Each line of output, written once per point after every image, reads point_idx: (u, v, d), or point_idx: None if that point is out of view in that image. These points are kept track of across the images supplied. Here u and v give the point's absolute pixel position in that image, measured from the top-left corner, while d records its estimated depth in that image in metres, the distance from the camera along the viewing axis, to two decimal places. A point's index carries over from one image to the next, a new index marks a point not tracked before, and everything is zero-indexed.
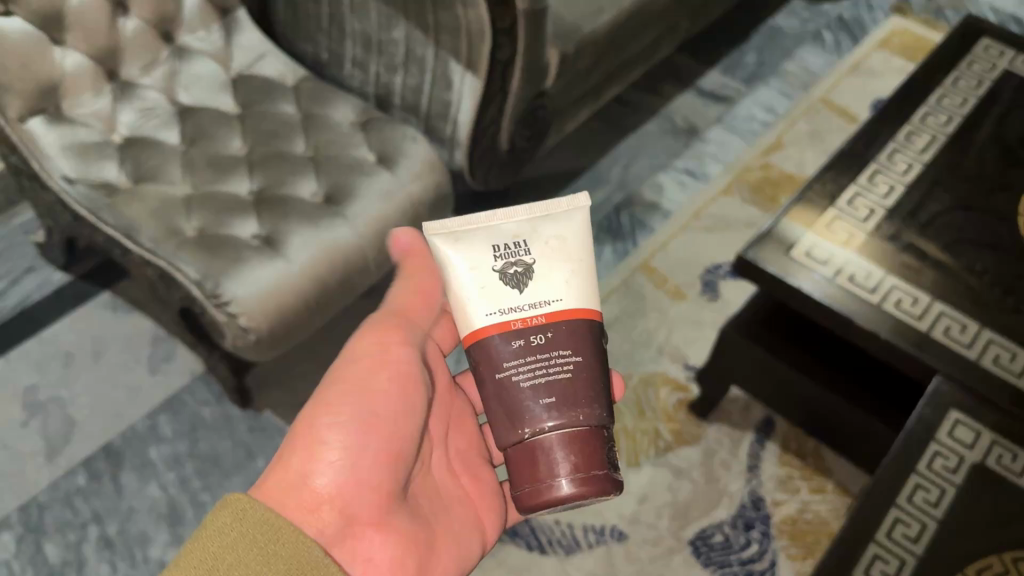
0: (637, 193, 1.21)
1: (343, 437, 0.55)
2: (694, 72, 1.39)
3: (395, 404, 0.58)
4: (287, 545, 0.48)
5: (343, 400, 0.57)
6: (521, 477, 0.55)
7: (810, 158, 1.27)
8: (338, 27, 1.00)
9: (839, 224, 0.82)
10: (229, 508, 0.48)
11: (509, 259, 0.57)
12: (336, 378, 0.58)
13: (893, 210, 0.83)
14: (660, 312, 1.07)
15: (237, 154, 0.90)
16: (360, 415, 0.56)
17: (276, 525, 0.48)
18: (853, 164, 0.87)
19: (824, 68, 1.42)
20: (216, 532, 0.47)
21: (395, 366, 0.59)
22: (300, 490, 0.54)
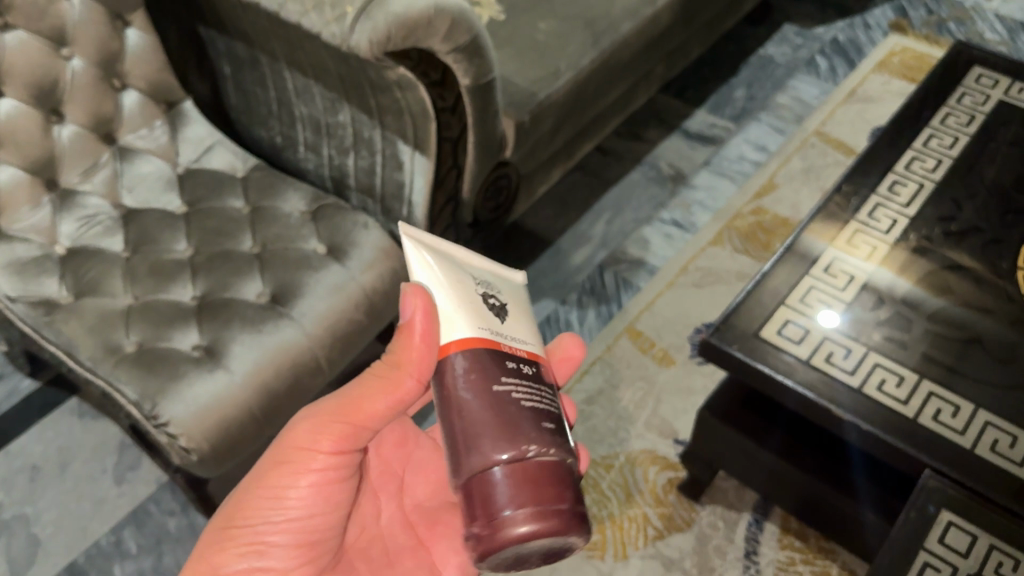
0: (621, 249, 1.15)
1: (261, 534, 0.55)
2: (679, 114, 1.33)
3: (319, 506, 0.56)
4: None
5: (263, 498, 0.55)
6: (518, 498, 0.43)
7: (804, 198, 1.20)
8: (287, 111, 0.96)
9: (837, 269, 0.77)
10: None
11: (489, 292, 0.52)
12: (264, 471, 0.55)
13: (874, 277, 0.76)
14: (647, 380, 1.00)
15: (182, 257, 0.87)
16: (283, 516, 0.55)
17: None
18: (830, 223, 0.81)
19: (820, 97, 1.35)
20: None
21: (327, 469, 0.55)
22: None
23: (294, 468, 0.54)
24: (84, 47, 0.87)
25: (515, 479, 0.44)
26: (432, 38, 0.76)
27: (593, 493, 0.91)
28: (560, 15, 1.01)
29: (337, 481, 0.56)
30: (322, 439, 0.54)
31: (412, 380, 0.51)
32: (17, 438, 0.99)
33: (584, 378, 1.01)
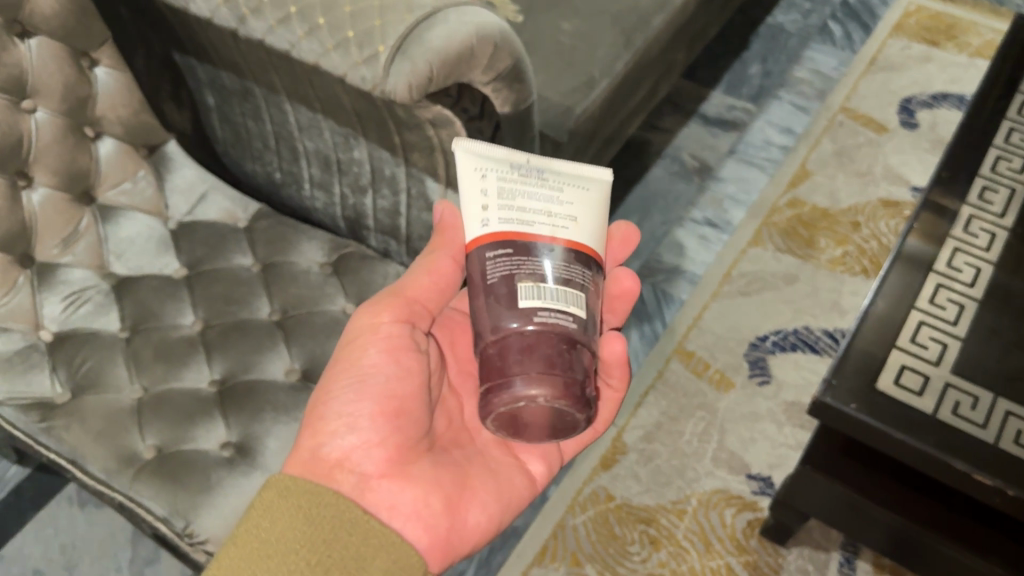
0: (655, 257, 1.07)
1: (341, 412, 0.59)
2: (694, 97, 1.23)
3: (396, 373, 0.60)
4: (328, 508, 0.54)
5: (344, 377, 0.60)
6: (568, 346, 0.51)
7: (842, 184, 1.12)
8: (288, 146, 0.84)
9: (944, 295, 0.70)
10: (272, 490, 0.55)
11: None
12: (342, 354, 0.61)
13: (984, 302, 0.70)
14: (707, 410, 0.92)
15: (190, 333, 0.75)
16: (360, 384, 0.60)
17: (317, 492, 0.54)
18: (927, 243, 0.73)
19: (840, 68, 1.25)
20: (266, 512, 0.54)
21: (394, 339, 0.61)
22: (315, 463, 0.58)
23: (360, 342, 0.61)
24: (49, 97, 0.73)
25: (535, 349, 0.50)
26: (472, 71, 0.66)
27: (669, 546, 0.83)
28: (582, 13, 0.90)
29: (407, 353, 0.61)
30: (380, 314, 0.62)
31: (450, 258, 0.63)
32: (12, 540, 0.87)
33: (639, 411, 0.92)
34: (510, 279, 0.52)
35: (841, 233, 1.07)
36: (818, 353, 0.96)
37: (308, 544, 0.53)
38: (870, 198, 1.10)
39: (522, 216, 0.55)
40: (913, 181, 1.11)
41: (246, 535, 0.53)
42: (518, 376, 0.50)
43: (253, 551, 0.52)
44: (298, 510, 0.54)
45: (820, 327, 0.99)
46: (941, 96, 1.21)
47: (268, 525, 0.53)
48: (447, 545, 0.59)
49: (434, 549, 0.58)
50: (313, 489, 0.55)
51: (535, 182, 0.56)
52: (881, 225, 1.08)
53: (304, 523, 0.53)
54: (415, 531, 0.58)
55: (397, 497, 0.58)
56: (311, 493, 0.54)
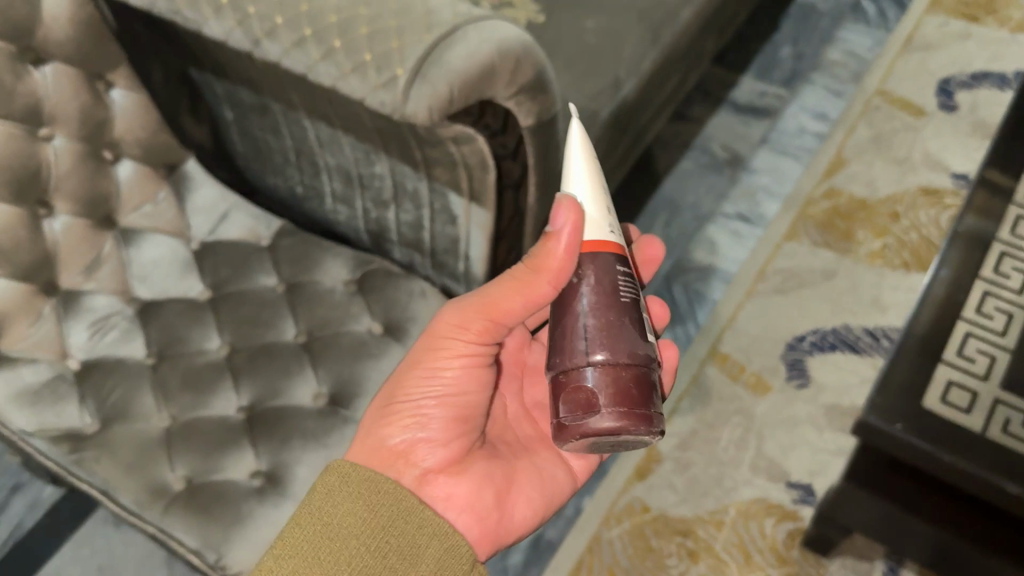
0: (686, 255, 1.04)
1: (412, 412, 0.62)
2: (723, 84, 1.19)
3: (467, 383, 0.64)
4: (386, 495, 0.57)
5: (419, 381, 0.63)
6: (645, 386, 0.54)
7: (880, 172, 1.08)
8: (309, 161, 0.82)
9: (993, 303, 0.67)
10: (333, 473, 0.58)
11: None
12: (418, 357, 0.63)
13: None
14: (744, 415, 0.90)
15: (217, 358, 0.74)
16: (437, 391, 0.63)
17: (377, 481, 0.58)
18: (975, 247, 0.70)
19: (875, 48, 1.21)
20: (327, 496, 0.57)
21: (470, 353, 0.63)
22: (381, 454, 0.62)
23: (441, 353, 0.62)
24: (66, 123, 0.72)
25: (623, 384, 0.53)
26: (495, 87, 0.63)
27: (708, 558, 0.81)
28: (606, 9, 0.86)
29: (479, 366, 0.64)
30: (466, 328, 0.61)
31: (551, 287, 0.56)
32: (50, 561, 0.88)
33: (674, 418, 0.90)
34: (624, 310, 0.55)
35: (880, 224, 1.03)
36: (858, 353, 0.93)
37: (369, 529, 0.56)
38: (909, 186, 1.06)
39: (614, 221, 0.58)
40: (953, 167, 1.08)
41: (307, 517, 0.56)
42: (604, 410, 0.52)
43: (315, 533, 0.56)
44: (357, 496, 0.57)
45: (860, 325, 0.96)
46: (981, 75, 1.17)
47: (331, 509, 0.56)
48: (492, 534, 0.64)
49: (482, 540, 0.64)
50: (372, 479, 0.58)
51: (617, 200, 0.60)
52: (921, 215, 1.04)
53: (362, 509, 0.57)
54: (467, 522, 0.63)
55: (455, 495, 0.62)
56: (372, 482, 0.58)
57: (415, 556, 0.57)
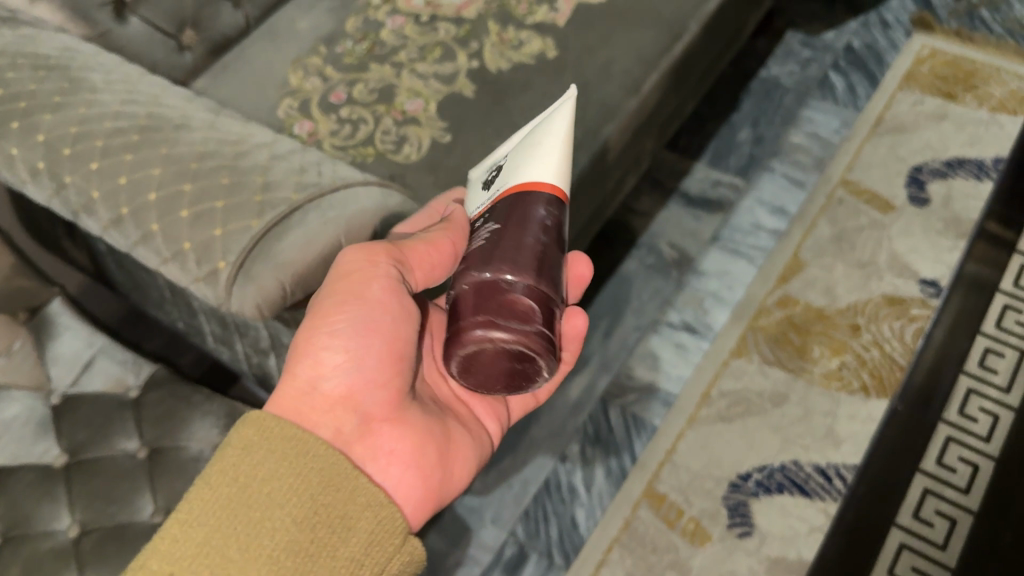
0: (626, 371, 0.94)
1: (336, 349, 0.48)
2: (674, 172, 1.11)
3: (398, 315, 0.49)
4: (318, 457, 0.43)
5: (340, 314, 0.48)
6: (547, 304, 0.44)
7: (841, 277, 0.99)
8: (183, 302, 0.74)
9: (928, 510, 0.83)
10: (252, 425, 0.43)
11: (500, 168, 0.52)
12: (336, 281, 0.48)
13: (966, 524, 0.82)
14: (679, 570, 0.81)
15: (66, 542, 0.65)
16: (365, 322, 0.48)
17: (303, 439, 0.44)
18: (899, 466, 0.86)
19: (841, 131, 1.12)
20: (244, 454, 0.43)
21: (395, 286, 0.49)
22: (307, 406, 0.47)
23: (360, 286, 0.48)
24: None
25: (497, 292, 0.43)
26: None
27: None
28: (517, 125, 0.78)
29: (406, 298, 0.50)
30: (378, 257, 0.48)
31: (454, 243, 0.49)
32: None
33: (601, 572, 0.81)
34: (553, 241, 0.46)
35: (838, 339, 0.94)
36: (808, 496, 0.84)
37: (296, 496, 0.42)
38: (871, 295, 0.97)
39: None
40: (921, 272, 0.98)
41: (219, 478, 0.42)
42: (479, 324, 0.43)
43: (225, 500, 0.41)
44: (279, 456, 0.43)
45: (811, 461, 0.86)
46: (957, 162, 1.07)
47: (249, 472, 0.42)
48: (439, 492, 0.53)
49: (427, 497, 0.52)
50: (302, 437, 0.44)
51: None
52: (885, 328, 0.94)
53: (286, 472, 0.42)
54: (410, 483, 0.51)
55: (389, 449, 0.50)
56: (300, 440, 0.44)
57: (347, 530, 0.43)
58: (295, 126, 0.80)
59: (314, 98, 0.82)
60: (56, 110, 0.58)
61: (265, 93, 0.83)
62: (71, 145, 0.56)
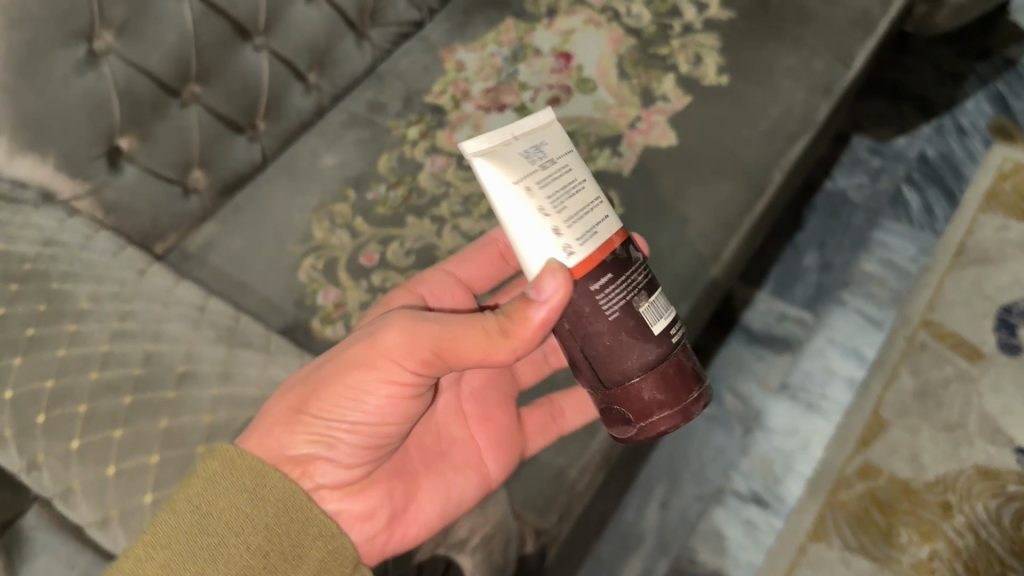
0: (688, 554, 0.83)
1: (313, 412, 0.46)
2: (734, 304, 0.99)
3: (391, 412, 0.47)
4: (278, 490, 0.43)
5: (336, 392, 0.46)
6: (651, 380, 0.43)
7: (927, 442, 0.87)
8: None
9: None
10: (218, 456, 0.43)
11: None
12: (344, 364, 0.46)
13: None
14: None
15: None
16: (354, 411, 0.46)
17: (267, 472, 0.43)
18: None
19: (919, 259, 1.00)
20: (206, 480, 0.42)
21: (409, 387, 0.46)
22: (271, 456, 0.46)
23: (375, 378, 0.45)
24: None
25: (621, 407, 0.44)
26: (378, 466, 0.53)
27: None
28: None
29: (410, 398, 0.47)
30: (408, 355, 0.44)
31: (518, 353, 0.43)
32: None
33: None
34: (625, 331, 0.41)
35: (927, 522, 0.82)
36: None
37: (249, 522, 0.42)
38: (963, 466, 0.86)
39: (584, 225, 0.41)
40: (1018, 439, 0.87)
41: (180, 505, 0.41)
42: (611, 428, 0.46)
43: (189, 526, 0.41)
44: (243, 485, 0.42)
45: None
46: None
47: (210, 500, 0.42)
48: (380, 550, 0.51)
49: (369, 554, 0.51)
50: (263, 468, 0.43)
51: (556, 170, 0.42)
52: (979, 509, 0.83)
53: (251, 502, 0.42)
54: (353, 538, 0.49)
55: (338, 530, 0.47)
56: (261, 474, 0.43)
57: (297, 560, 0.43)
58: (319, 293, 0.68)
59: (341, 257, 0.70)
60: (25, 352, 0.45)
61: (284, 250, 0.71)
62: (46, 412, 0.43)
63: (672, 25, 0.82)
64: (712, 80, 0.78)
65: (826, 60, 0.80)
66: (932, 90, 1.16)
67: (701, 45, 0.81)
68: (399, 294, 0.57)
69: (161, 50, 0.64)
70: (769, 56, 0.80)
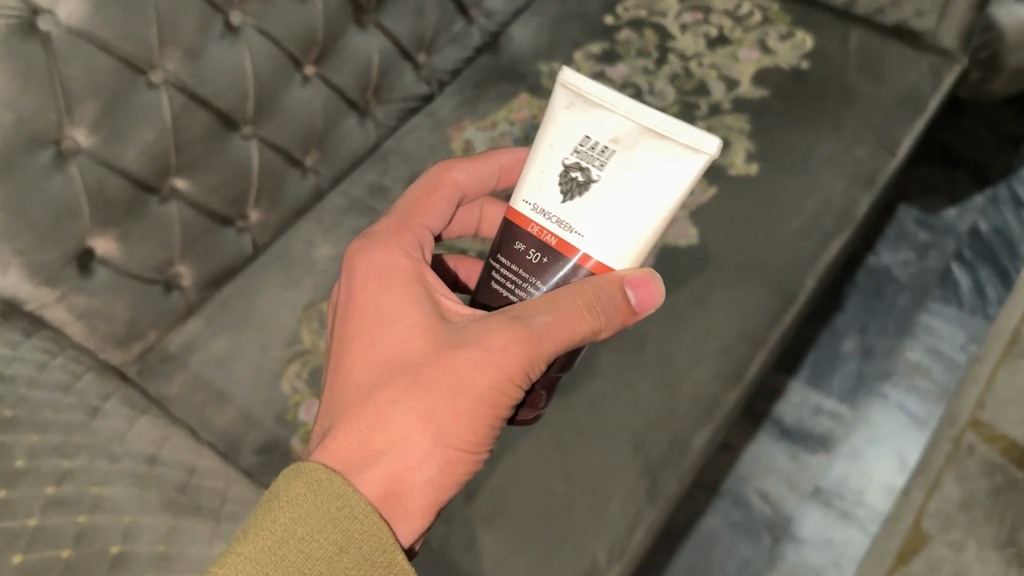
0: None
1: (444, 447, 0.44)
2: (765, 393, 0.92)
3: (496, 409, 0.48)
4: (362, 525, 0.39)
5: (462, 421, 0.44)
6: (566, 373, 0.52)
7: (975, 562, 0.79)
8: None
9: None
10: (304, 478, 0.40)
11: (580, 162, 0.45)
12: (465, 390, 0.44)
13: None
14: None
15: None
16: (480, 430, 0.45)
17: (355, 502, 0.40)
18: None
19: (970, 347, 0.92)
20: (287, 504, 0.39)
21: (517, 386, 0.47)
22: (409, 493, 0.44)
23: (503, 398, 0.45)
24: None
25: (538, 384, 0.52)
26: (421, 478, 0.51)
27: None
28: (586, 437, 0.60)
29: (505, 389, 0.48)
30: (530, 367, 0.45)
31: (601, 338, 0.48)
32: None
33: None
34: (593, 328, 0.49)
35: None
36: None
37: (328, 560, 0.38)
38: None
39: None
40: None
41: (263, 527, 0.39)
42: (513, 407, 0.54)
43: (263, 553, 0.38)
44: (322, 513, 0.39)
45: None
46: None
47: (289, 527, 0.39)
48: None
49: None
50: (350, 496, 0.40)
51: None
52: None
53: (329, 535, 0.39)
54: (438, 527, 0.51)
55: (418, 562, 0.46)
56: (345, 503, 0.40)
57: None
58: (301, 408, 0.62)
59: None
60: None
61: (269, 356, 0.65)
62: None
63: (697, 105, 0.76)
64: (740, 169, 0.72)
65: (869, 146, 0.73)
66: (987, 155, 1.07)
67: (730, 128, 0.74)
68: (410, 273, 0.50)
69: (139, 146, 0.60)
70: (805, 142, 0.73)
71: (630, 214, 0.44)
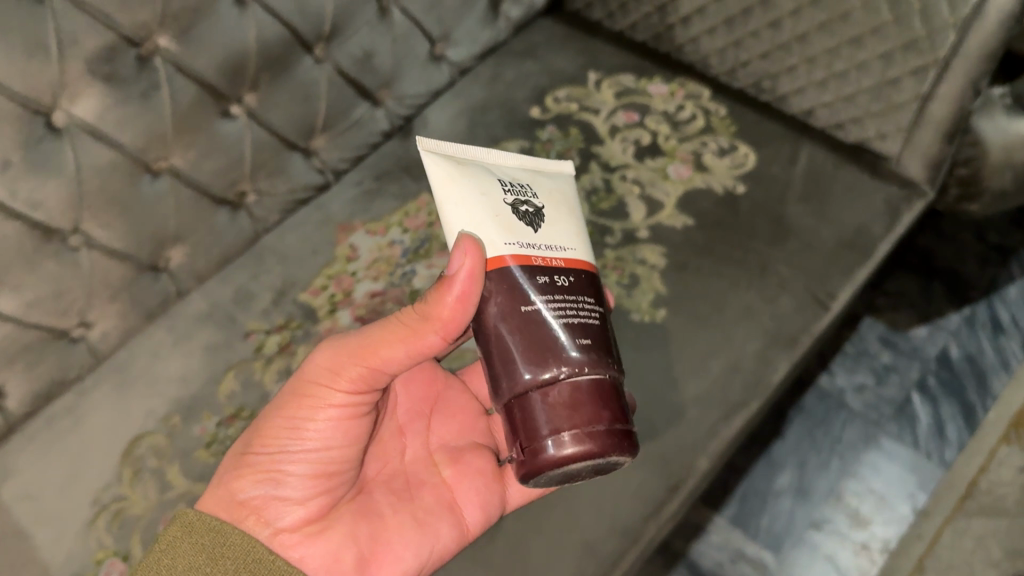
0: None
1: (288, 489, 0.50)
2: (685, 528, 0.83)
3: (340, 438, 0.51)
4: (227, 548, 0.47)
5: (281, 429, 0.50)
6: None
7: None
8: None
9: None
10: (180, 523, 0.48)
11: (519, 196, 0.48)
12: (293, 401, 0.51)
13: None
14: None
15: None
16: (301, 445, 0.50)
17: (222, 531, 0.48)
18: None
19: (918, 497, 0.82)
20: (168, 546, 0.47)
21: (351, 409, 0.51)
22: (233, 499, 0.50)
23: (309, 402, 0.50)
24: None
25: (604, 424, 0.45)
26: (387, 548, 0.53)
27: None
28: None
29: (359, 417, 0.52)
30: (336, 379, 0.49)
31: None
32: None
33: None
34: None
35: None
36: None
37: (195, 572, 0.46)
38: None
39: None
40: None
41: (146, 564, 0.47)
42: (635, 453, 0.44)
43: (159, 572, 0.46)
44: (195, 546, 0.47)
45: None
46: None
47: (170, 557, 0.47)
48: None
49: None
50: (218, 528, 0.48)
51: None
52: None
53: (197, 556, 0.47)
54: None
55: (403, 548, 0.52)
56: (216, 531, 0.48)
57: None
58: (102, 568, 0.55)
59: (141, 519, 0.56)
60: None
61: (79, 499, 0.58)
62: None
63: (612, 229, 0.67)
64: (645, 314, 0.62)
65: (797, 298, 0.63)
66: (971, 267, 0.97)
67: (641, 263, 0.65)
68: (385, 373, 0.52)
69: None
70: (724, 290, 0.63)
71: (574, 223, 0.51)
